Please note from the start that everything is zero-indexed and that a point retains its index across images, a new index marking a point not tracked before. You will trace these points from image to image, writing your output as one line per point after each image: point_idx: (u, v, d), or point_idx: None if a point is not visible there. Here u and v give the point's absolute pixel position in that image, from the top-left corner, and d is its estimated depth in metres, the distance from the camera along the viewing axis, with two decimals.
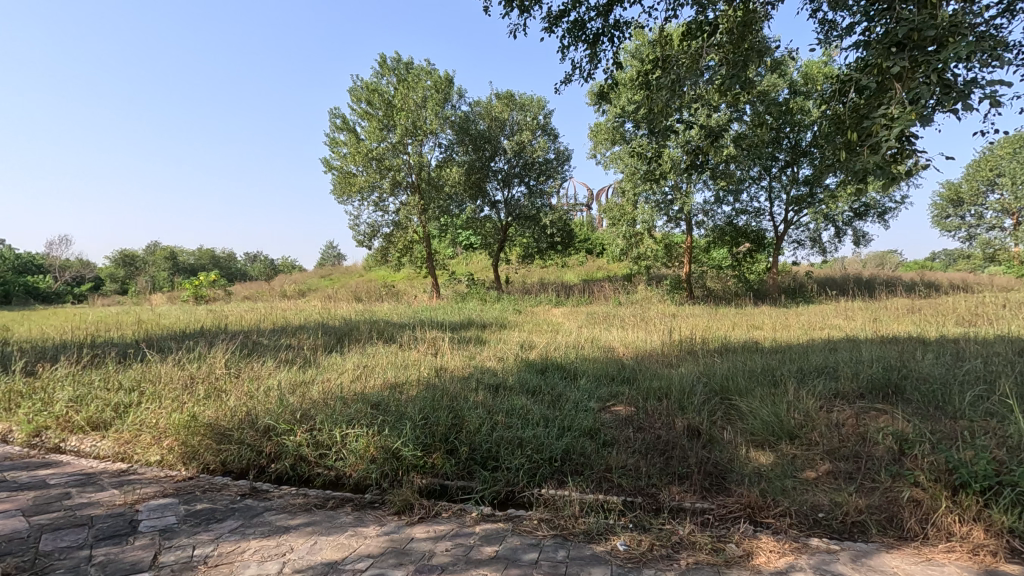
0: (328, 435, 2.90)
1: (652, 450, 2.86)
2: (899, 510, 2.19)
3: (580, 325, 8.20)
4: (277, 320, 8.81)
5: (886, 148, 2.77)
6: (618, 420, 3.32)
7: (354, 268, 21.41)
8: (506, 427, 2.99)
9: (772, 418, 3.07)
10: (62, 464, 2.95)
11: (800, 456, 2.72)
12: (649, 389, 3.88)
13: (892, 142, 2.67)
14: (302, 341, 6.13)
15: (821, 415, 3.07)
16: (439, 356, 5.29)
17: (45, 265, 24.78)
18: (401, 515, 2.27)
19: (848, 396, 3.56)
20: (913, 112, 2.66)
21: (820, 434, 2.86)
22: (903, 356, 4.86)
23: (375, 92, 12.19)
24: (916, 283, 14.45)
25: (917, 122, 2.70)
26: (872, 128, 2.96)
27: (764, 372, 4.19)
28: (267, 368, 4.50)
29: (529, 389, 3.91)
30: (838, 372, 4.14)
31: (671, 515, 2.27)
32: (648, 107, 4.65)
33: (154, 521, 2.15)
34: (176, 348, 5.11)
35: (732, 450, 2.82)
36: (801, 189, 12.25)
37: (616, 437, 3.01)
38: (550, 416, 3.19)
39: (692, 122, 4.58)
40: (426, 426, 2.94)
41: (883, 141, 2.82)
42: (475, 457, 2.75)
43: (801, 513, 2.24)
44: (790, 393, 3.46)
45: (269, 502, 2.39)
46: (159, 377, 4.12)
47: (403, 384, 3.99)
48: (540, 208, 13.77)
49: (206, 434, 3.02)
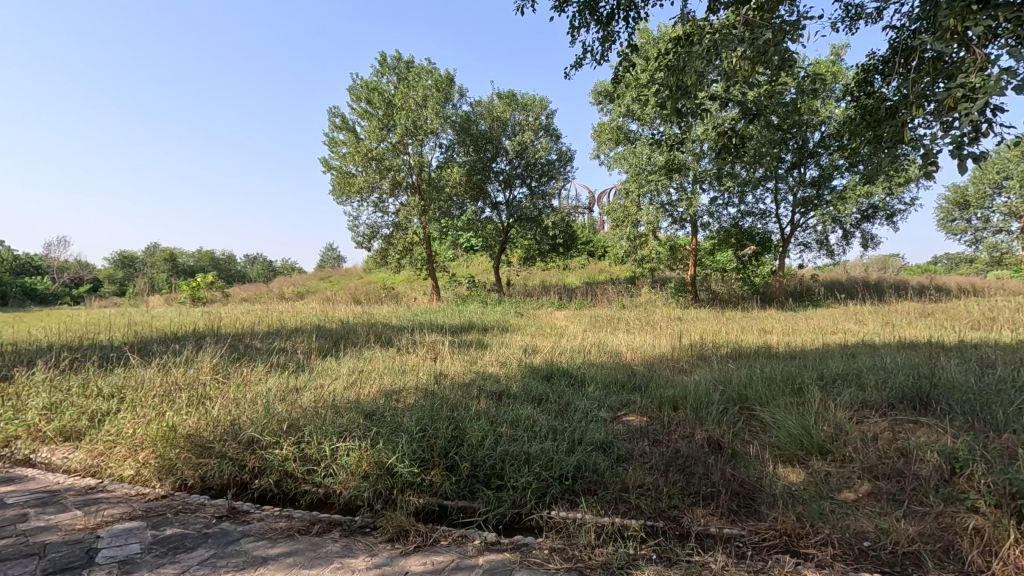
0: (316, 449, 2.66)
1: (672, 466, 2.61)
2: (956, 539, 1.94)
3: (586, 329, 7.97)
4: (273, 322, 8.55)
5: (969, 122, 2.50)
6: (631, 432, 3.08)
7: (354, 271, 21.16)
8: (512, 440, 2.74)
9: (801, 431, 2.83)
10: (25, 480, 2.70)
11: (835, 474, 2.48)
12: (663, 397, 3.63)
13: (975, 114, 2.41)
14: (297, 344, 5.88)
15: (854, 429, 2.83)
16: (439, 361, 5.05)
17: (44, 265, 24.54)
18: (394, 544, 2.01)
19: (877, 407, 3.31)
20: (1000, 78, 2.43)
21: (855, 451, 2.63)
22: (927, 362, 4.62)
23: (375, 91, 11.97)
24: (924, 287, 14.19)
25: (1004, 90, 2.46)
26: (946, 104, 2.73)
27: (785, 378, 3.94)
28: (257, 373, 4.25)
29: (535, 398, 3.66)
30: (863, 380, 3.89)
31: (698, 543, 2.02)
32: (671, 88, 4.37)
33: (114, 551, 1.90)
34: (162, 351, 4.86)
35: (759, 467, 2.59)
36: (807, 190, 12.00)
37: (631, 452, 2.77)
38: (559, 428, 2.94)
39: (723, 98, 4.27)
40: (423, 439, 2.69)
41: (965, 115, 2.55)
42: (477, 474, 2.50)
43: (844, 542, 1.99)
44: (817, 403, 3.21)
45: (248, 526, 2.14)
46: (142, 382, 3.88)
47: (400, 392, 3.74)
48: (541, 210, 13.54)
49: (185, 447, 2.78)
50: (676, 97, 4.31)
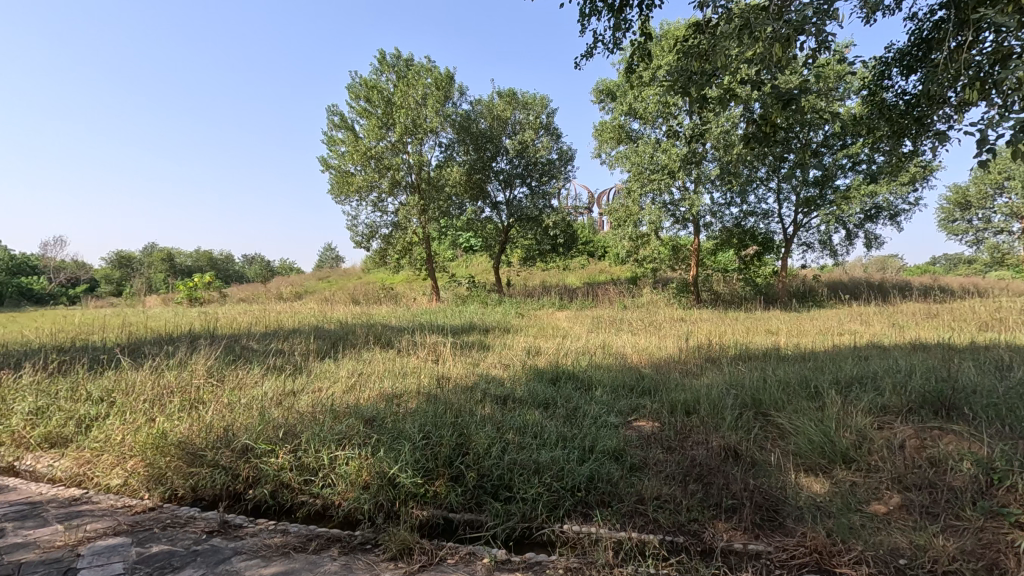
0: (314, 458, 2.53)
1: (688, 475, 2.48)
2: (1000, 556, 1.82)
3: (589, 330, 7.84)
4: (270, 323, 8.41)
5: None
6: (643, 438, 2.95)
7: (353, 271, 21.01)
8: (519, 448, 2.61)
9: (822, 438, 2.70)
10: (5, 491, 2.56)
11: (861, 484, 2.36)
12: (674, 401, 3.50)
13: None
14: (294, 345, 5.75)
15: (879, 436, 2.70)
16: (441, 362, 4.91)
17: (40, 265, 24.33)
18: (398, 563, 1.87)
19: (897, 411, 3.19)
20: None
21: (880, 460, 2.51)
22: (943, 364, 4.48)
23: (374, 88, 11.81)
24: (927, 288, 14.07)
25: None
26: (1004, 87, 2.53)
27: (799, 381, 3.82)
28: (253, 376, 4.11)
29: (541, 402, 3.52)
30: (880, 383, 3.76)
31: (723, 560, 1.90)
32: (691, 74, 4.19)
33: (95, 571, 1.76)
34: (154, 353, 4.70)
35: (780, 476, 2.46)
36: (811, 190, 11.92)
37: (644, 461, 2.64)
38: (568, 434, 2.81)
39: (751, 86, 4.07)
40: (427, 446, 2.56)
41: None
42: (484, 485, 2.37)
43: (880, 560, 1.87)
44: (836, 407, 3.09)
45: (240, 542, 2.00)
46: (132, 386, 3.74)
47: (400, 396, 3.61)
48: (542, 209, 13.39)
49: (175, 455, 2.64)
50: (697, 84, 4.12)
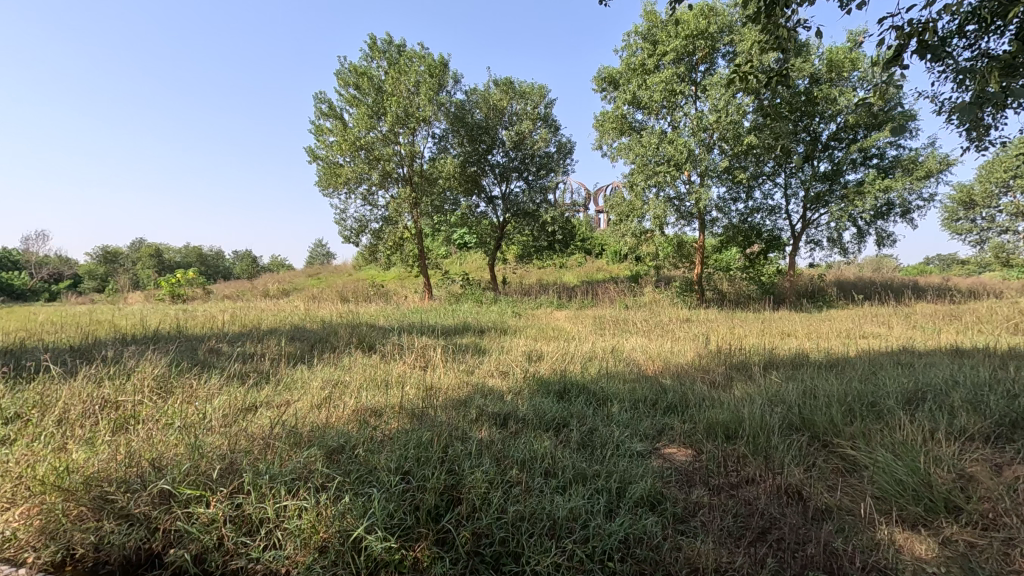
0: (257, 509, 1.91)
1: (750, 532, 1.90)
2: None
3: (592, 331, 7.22)
4: (249, 322, 7.74)
5: None
6: (680, 474, 2.36)
7: (343, 267, 20.27)
8: (527, 493, 2.01)
9: (913, 478, 2.12)
10: None
11: (982, 547, 1.78)
12: (709, 420, 2.90)
13: None
14: (268, 349, 5.09)
15: (986, 473, 2.12)
16: (431, 370, 4.30)
17: (20, 261, 23.32)
18: None
19: (986, 436, 2.61)
20: None
21: (997, 511, 1.93)
22: (1002, 373, 3.90)
23: (364, 76, 11.11)
24: (937, 288, 13.55)
25: None
26: None
27: (851, 395, 3.23)
28: (207, 387, 3.47)
29: (549, 423, 2.92)
30: (950, 397, 3.18)
31: None
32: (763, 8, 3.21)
33: None
34: (99, 360, 4.04)
35: (874, 535, 1.87)
36: (819, 186, 11.25)
37: (688, 509, 2.05)
38: (587, 471, 2.21)
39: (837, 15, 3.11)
40: (405, 493, 1.95)
41: None
42: (482, 551, 1.76)
43: None
44: (916, 432, 2.50)
45: None
46: (57, 400, 3.09)
47: (380, 414, 3.00)
48: (540, 204, 12.81)
49: (77, 501, 2.02)
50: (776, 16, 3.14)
